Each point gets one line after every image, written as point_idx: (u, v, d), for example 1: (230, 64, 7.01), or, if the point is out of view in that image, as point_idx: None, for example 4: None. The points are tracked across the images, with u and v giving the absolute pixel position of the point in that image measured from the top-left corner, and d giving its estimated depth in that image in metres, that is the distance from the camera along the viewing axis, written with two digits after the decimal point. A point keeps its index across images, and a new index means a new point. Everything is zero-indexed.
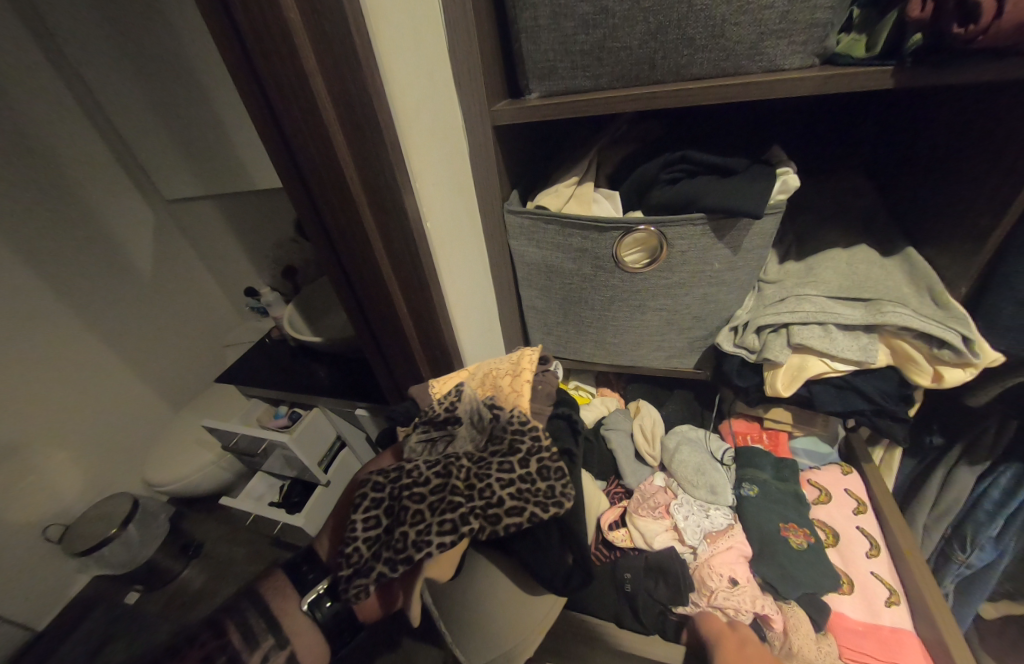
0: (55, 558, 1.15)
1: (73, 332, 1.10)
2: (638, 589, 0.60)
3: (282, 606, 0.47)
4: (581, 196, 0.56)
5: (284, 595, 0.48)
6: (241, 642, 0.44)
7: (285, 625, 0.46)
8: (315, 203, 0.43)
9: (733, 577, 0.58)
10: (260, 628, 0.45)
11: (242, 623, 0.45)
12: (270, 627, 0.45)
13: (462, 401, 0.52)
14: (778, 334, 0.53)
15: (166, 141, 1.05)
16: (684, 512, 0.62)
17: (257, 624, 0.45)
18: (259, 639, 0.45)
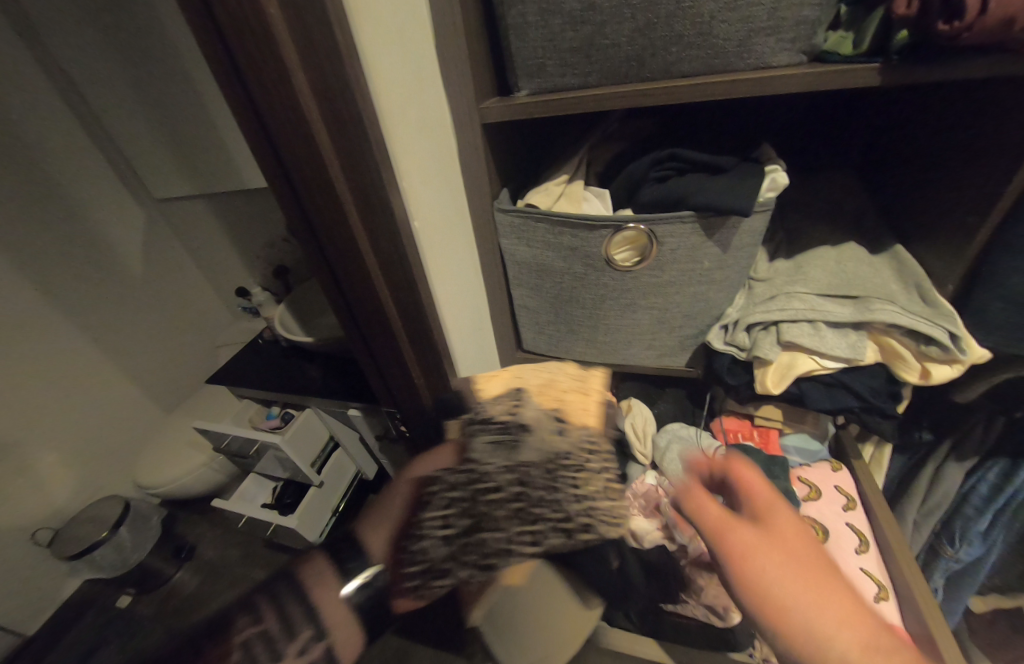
0: (44, 563, 1.14)
1: (61, 333, 1.08)
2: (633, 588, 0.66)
3: (322, 595, 0.45)
4: (571, 195, 0.55)
5: (321, 582, 0.46)
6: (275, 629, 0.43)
7: (327, 615, 0.45)
8: (301, 202, 0.43)
9: None
10: (298, 619, 0.43)
11: (280, 611, 0.43)
12: (308, 618, 0.44)
13: (525, 409, 0.52)
14: (768, 332, 0.54)
15: (155, 138, 1.04)
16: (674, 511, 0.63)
17: (293, 610, 0.44)
18: (296, 632, 0.43)
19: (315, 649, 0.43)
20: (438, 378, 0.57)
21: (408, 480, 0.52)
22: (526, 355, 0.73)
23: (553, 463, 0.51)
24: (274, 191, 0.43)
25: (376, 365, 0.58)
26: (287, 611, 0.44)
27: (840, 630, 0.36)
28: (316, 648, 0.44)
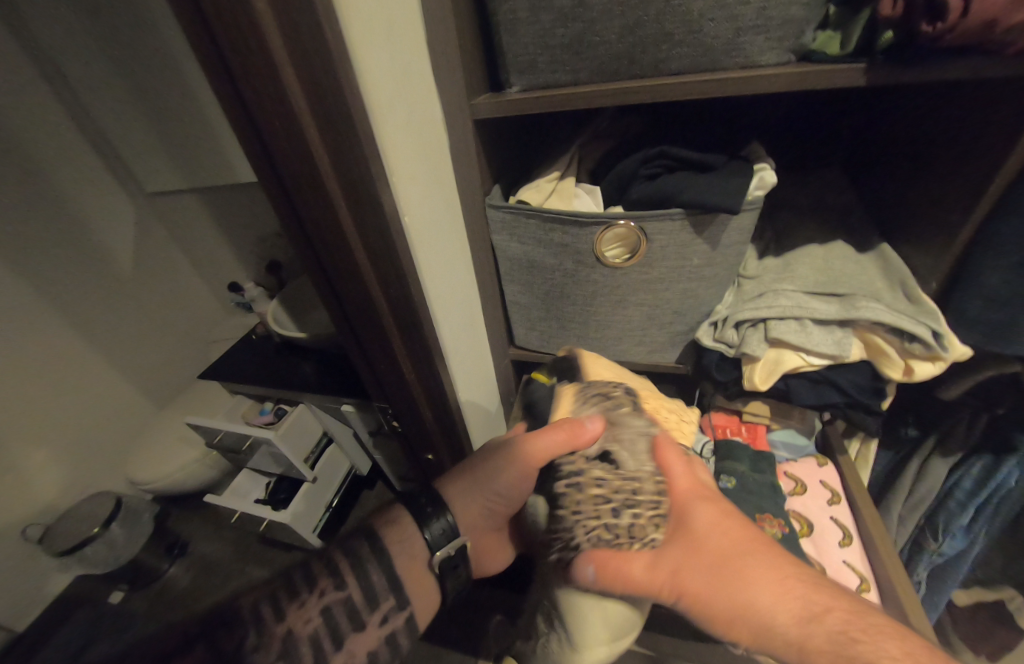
0: (35, 559, 1.13)
1: (51, 328, 1.07)
2: None
3: (403, 557, 0.50)
4: (562, 191, 0.55)
5: (405, 544, 0.50)
6: (363, 598, 0.47)
7: (406, 583, 0.49)
8: (290, 195, 0.42)
9: None
10: (380, 590, 0.48)
11: (363, 578, 0.48)
12: (391, 588, 0.49)
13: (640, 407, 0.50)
14: (756, 329, 0.54)
15: (146, 131, 1.02)
16: None
17: (380, 583, 0.48)
18: (378, 598, 0.48)
19: (397, 616, 0.49)
20: (429, 373, 0.58)
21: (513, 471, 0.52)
22: (518, 350, 0.76)
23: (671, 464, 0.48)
24: (264, 186, 0.43)
25: (367, 361, 0.58)
26: (368, 579, 0.48)
27: (777, 632, 0.38)
28: (397, 609, 0.49)
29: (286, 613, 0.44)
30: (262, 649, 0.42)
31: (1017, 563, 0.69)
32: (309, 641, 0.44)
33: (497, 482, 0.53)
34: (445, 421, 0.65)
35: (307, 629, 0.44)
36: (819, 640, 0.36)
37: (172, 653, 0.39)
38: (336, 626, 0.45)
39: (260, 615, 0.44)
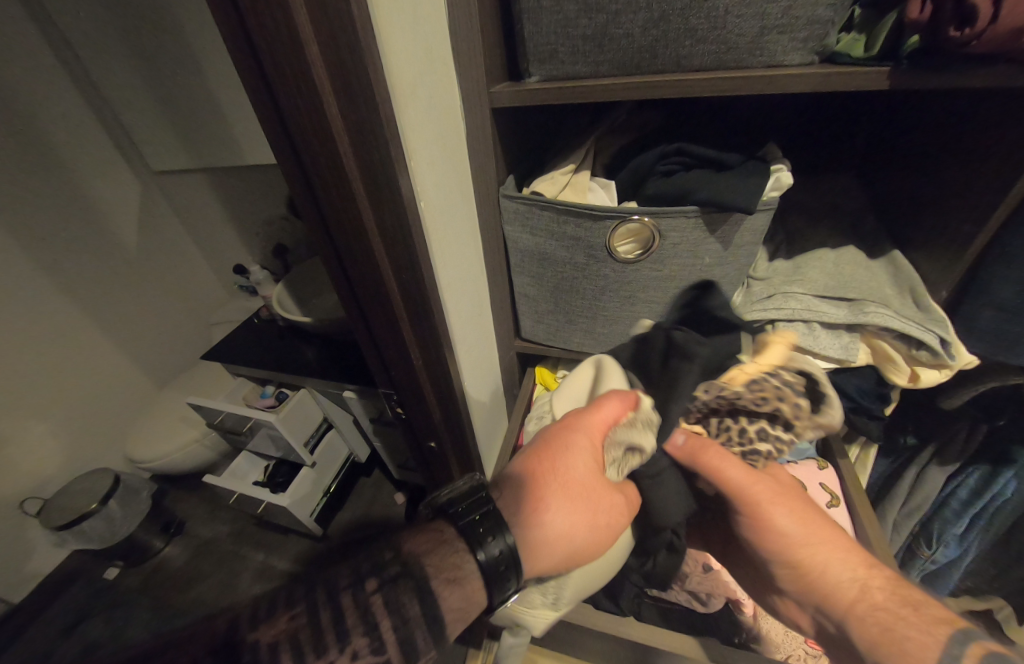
0: (33, 532, 1.14)
1: (52, 301, 1.07)
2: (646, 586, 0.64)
3: (455, 605, 0.41)
4: (576, 185, 0.55)
5: (454, 585, 0.41)
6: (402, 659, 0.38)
7: (450, 632, 0.41)
8: (306, 172, 0.42)
9: (705, 564, 0.63)
10: (422, 647, 0.39)
11: (401, 621, 0.39)
12: (433, 642, 0.40)
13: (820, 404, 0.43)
14: (764, 330, 0.55)
15: (156, 112, 1.02)
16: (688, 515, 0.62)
17: (424, 641, 0.39)
18: (419, 654, 0.39)
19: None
20: (437, 362, 0.58)
21: (569, 522, 0.45)
22: (524, 343, 0.76)
23: (780, 443, 0.45)
24: (283, 170, 0.43)
25: (375, 346, 0.58)
26: (408, 630, 0.39)
27: (842, 563, 0.47)
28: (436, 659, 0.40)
29: None
30: None
31: (1007, 575, 0.70)
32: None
33: (556, 523, 0.45)
34: (449, 411, 0.65)
35: None
36: (879, 578, 0.46)
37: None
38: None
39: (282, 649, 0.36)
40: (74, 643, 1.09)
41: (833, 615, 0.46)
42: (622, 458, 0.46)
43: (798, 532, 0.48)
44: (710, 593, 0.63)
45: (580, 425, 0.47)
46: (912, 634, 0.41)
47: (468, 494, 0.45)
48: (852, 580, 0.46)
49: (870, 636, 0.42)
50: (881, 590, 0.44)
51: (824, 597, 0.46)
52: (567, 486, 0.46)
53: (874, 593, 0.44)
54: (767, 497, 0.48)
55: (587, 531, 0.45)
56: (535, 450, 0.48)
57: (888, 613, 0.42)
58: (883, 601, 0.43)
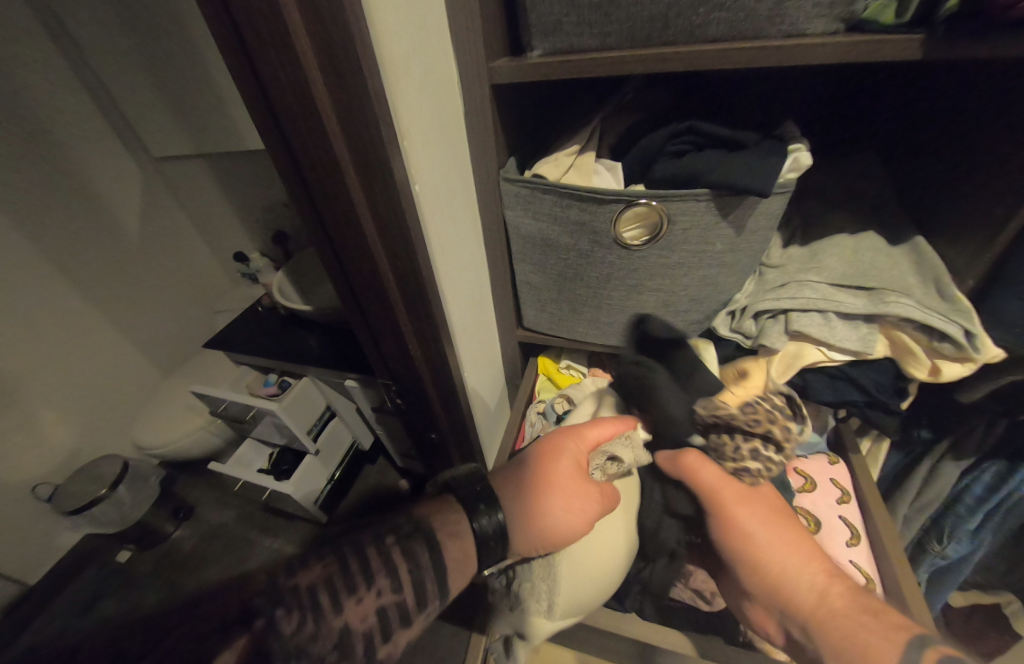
0: (45, 517, 1.15)
1: (54, 288, 1.06)
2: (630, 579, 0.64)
3: (455, 557, 0.46)
4: (581, 167, 0.53)
5: (457, 542, 0.47)
6: (411, 602, 0.44)
7: (452, 585, 0.46)
8: (294, 155, 0.40)
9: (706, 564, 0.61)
10: (428, 593, 0.44)
11: (416, 580, 0.44)
12: (437, 590, 0.45)
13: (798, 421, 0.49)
14: (776, 320, 0.53)
15: (154, 94, 0.99)
16: None
17: (430, 588, 0.44)
18: (426, 599, 0.44)
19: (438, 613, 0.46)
20: (436, 353, 0.56)
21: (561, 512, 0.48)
22: (526, 333, 0.74)
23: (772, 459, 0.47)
24: (271, 153, 0.41)
25: (373, 337, 0.57)
26: (419, 578, 0.44)
27: (807, 570, 0.47)
28: (438, 611, 0.45)
29: (343, 607, 0.41)
30: (321, 640, 0.38)
31: (1018, 571, 0.68)
32: (362, 637, 0.41)
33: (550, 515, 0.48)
34: (450, 402, 0.64)
35: (362, 625, 0.41)
36: (838, 585, 0.46)
37: (211, 637, 0.36)
38: (388, 623, 0.42)
39: (316, 599, 0.40)
40: (89, 623, 1.11)
41: (797, 621, 0.46)
42: (603, 464, 0.50)
43: (762, 540, 0.48)
44: (715, 593, 0.61)
45: (576, 430, 0.53)
46: (869, 641, 0.41)
47: (471, 474, 0.52)
48: (813, 586, 0.46)
49: (830, 642, 0.42)
50: (842, 597, 0.45)
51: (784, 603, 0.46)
52: (553, 475, 0.50)
53: (834, 599, 0.44)
54: (735, 503, 0.48)
55: (571, 518, 0.48)
56: (530, 447, 0.54)
57: (847, 619, 0.43)
58: (843, 608, 0.44)
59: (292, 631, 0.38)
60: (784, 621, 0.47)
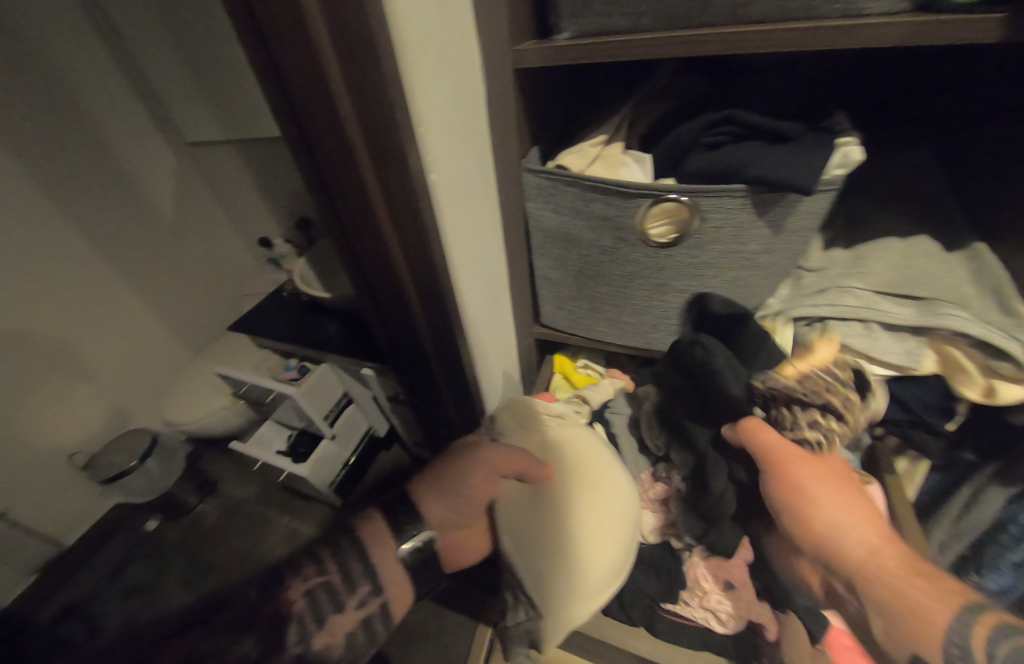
0: (79, 486, 1.19)
1: (92, 267, 1.09)
2: (629, 583, 0.64)
3: (371, 535, 0.51)
4: (608, 158, 0.49)
5: (377, 534, 0.51)
6: (341, 583, 0.47)
7: (381, 575, 0.48)
8: (307, 141, 0.38)
9: (727, 581, 0.58)
10: (356, 576, 0.48)
11: (342, 565, 0.48)
12: (366, 574, 0.48)
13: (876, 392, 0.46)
14: (812, 328, 0.49)
15: (187, 79, 1.00)
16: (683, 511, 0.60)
17: (356, 569, 0.48)
18: (355, 583, 0.47)
19: (373, 602, 0.48)
20: (450, 346, 0.55)
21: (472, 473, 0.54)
22: (543, 330, 0.72)
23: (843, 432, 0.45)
24: (287, 140, 0.40)
25: (386, 329, 0.56)
26: (345, 561, 0.48)
27: (868, 531, 0.40)
28: (374, 597, 0.48)
29: (274, 596, 0.45)
30: (252, 627, 0.42)
31: None
32: (294, 621, 0.44)
33: (463, 486, 0.53)
34: (462, 396, 0.63)
35: (292, 609, 0.44)
36: (898, 547, 0.39)
37: (168, 639, 0.41)
38: (320, 609, 0.45)
39: (250, 598, 0.44)
40: (117, 587, 1.16)
41: (843, 579, 0.41)
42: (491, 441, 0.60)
43: (821, 500, 0.41)
44: (730, 616, 0.58)
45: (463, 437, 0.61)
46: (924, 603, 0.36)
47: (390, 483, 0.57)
48: (870, 549, 0.40)
49: (872, 600, 0.38)
50: (897, 557, 0.39)
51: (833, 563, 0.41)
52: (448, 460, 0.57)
53: (886, 558, 0.39)
54: (791, 459, 0.42)
55: (479, 476, 0.53)
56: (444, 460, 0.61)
57: (904, 582, 0.37)
58: (896, 568, 0.38)
59: (225, 621, 0.42)
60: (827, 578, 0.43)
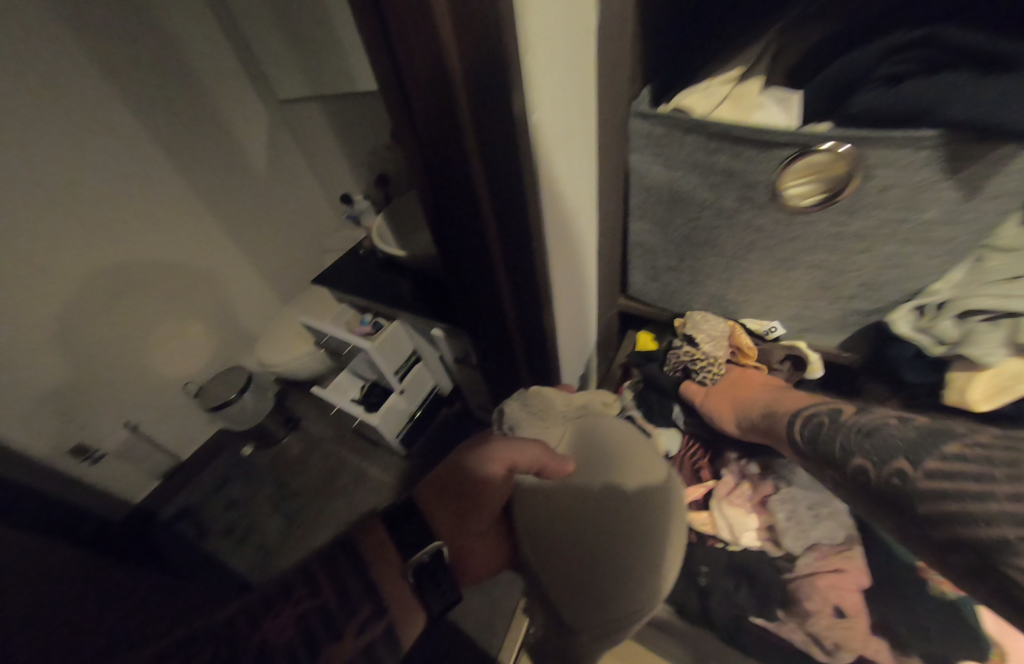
0: (188, 412, 1.34)
1: (198, 219, 1.16)
2: (714, 585, 0.61)
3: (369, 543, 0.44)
4: (740, 98, 0.42)
5: (382, 548, 0.44)
6: (340, 604, 0.40)
7: (386, 591, 0.42)
8: (400, 78, 0.34)
9: (838, 607, 0.53)
10: (358, 598, 0.41)
11: (340, 582, 0.41)
12: (370, 594, 0.41)
13: (711, 348, 0.57)
14: (998, 325, 0.38)
15: (280, 32, 1.00)
16: (785, 511, 0.58)
17: (358, 589, 0.41)
18: (355, 605, 0.40)
19: (377, 626, 0.40)
20: (531, 314, 0.52)
21: (473, 465, 0.48)
22: (627, 302, 0.69)
23: (711, 366, 0.58)
24: (378, 83, 0.36)
25: (465, 292, 0.53)
26: (344, 581, 0.41)
27: (764, 399, 0.52)
28: (376, 620, 0.41)
29: (261, 623, 0.37)
30: None
31: None
32: (284, 653, 0.36)
33: (468, 484, 0.48)
34: (540, 367, 0.61)
35: (280, 640, 0.37)
36: (772, 404, 0.51)
37: None
38: (314, 637, 0.38)
39: (230, 626, 0.37)
40: (219, 501, 1.32)
41: (759, 432, 0.52)
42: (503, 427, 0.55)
43: (717, 400, 0.59)
44: (838, 646, 0.52)
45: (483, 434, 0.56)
46: (772, 411, 0.50)
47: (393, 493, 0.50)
48: (760, 412, 0.52)
49: (759, 432, 0.52)
50: (768, 407, 0.51)
51: (749, 431, 0.54)
52: (452, 457, 0.52)
53: (758, 411, 0.52)
54: (701, 394, 0.61)
55: (484, 475, 0.47)
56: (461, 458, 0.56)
57: (764, 413, 0.51)
58: (759, 414, 0.52)
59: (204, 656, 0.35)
60: (765, 431, 0.51)
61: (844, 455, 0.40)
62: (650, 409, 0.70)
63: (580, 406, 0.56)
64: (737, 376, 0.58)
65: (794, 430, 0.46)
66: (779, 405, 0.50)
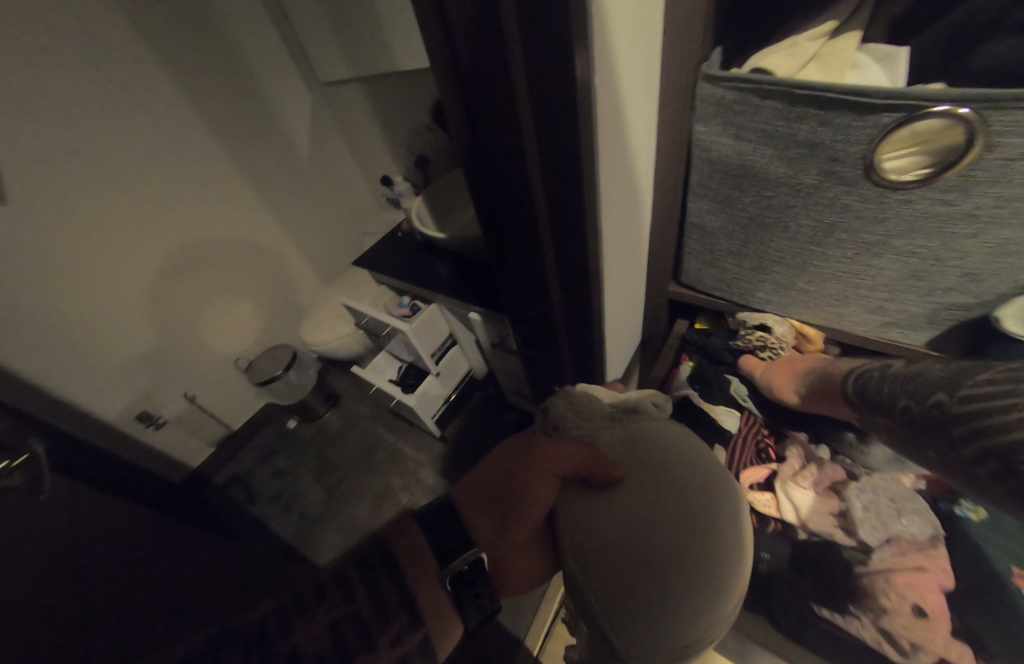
0: (238, 385, 1.41)
1: (246, 201, 1.20)
2: (776, 574, 0.60)
3: (405, 546, 0.44)
4: (831, 57, 0.40)
5: (420, 558, 0.43)
6: (373, 613, 0.40)
7: (421, 599, 0.41)
8: (454, 55, 0.32)
9: (918, 605, 0.51)
10: (392, 607, 0.40)
11: (375, 592, 0.41)
12: (404, 603, 0.41)
13: (781, 334, 0.64)
14: None
15: (322, 11, 0.99)
16: (863, 503, 0.57)
17: (393, 598, 0.41)
18: (389, 614, 0.40)
19: (412, 637, 0.40)
20: (579, 300, 0.49)
21: (520, 465, 0.46)
22: (681, 289, 0.66)
23: (777, 344, 0.65)
24: (429, 59, 0.34)
25: (510, 277, 0.51)
26: (378, 590, 0.41)
27: (819, 367, 0.60)
28: (410, 631, 0.40)
29: (294, 629, 0.39)
30: None
31: None
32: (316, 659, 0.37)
33: (513, 486, 0.46)
34: (584, 354, 0.59)
35: (313, 647, 0.38)
36: (828, 370, 0.58)
37: None
38: (346, 645, 0.39)
39: (264, 633, 0.39)
40: (268, 470, 1.40)
41: (813, 396, 0.59)
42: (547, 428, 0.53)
43: (779, 373, 0.64)
44: (917, 646, 0.51)
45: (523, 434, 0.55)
46: (827, 374, 0.57)
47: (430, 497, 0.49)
48: (815, 377, 0.59)
49: (815, 396, 0.59)
50: (822, 372, 0.58)
51: (806, 398, 0.60)
52: (495, 457, 0.50)
53: (813, 376, 0.59)
54: (762, 369, 0.66)
55: (530, 476, 0.45)
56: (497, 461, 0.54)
57: (819, 378, 0.58)
58: (813, 380, 0.59)
59: (243, 654, 0.37)
60: (820, 394, 0.58)
61: (892, 399, 0.47)
62: (709, 387, 0.72)
63: (630, 406, 0.54)
64: (797, 355, 0.64)
65: (848, 386, 0.53)
66: (835, 369, 0.57)
